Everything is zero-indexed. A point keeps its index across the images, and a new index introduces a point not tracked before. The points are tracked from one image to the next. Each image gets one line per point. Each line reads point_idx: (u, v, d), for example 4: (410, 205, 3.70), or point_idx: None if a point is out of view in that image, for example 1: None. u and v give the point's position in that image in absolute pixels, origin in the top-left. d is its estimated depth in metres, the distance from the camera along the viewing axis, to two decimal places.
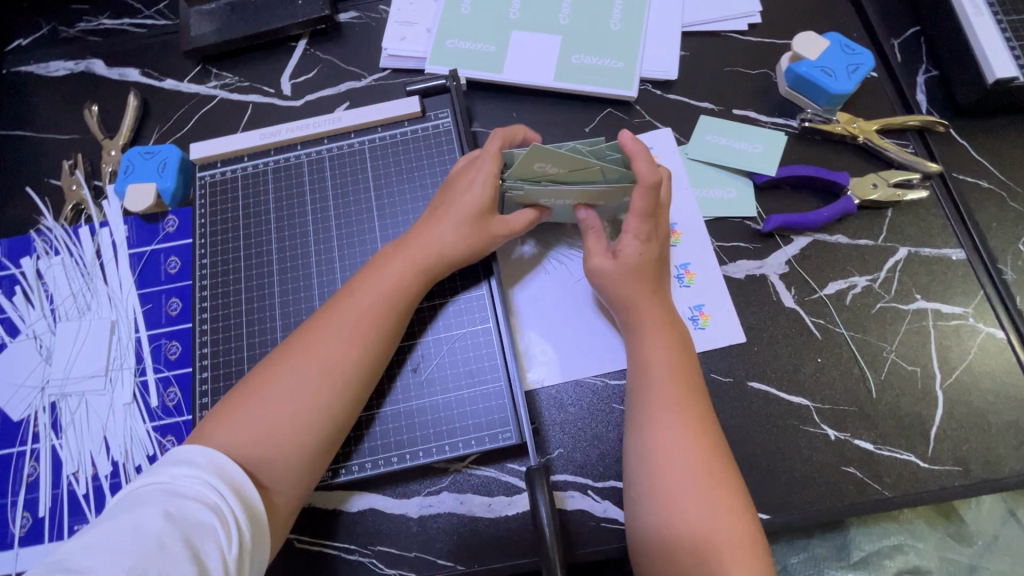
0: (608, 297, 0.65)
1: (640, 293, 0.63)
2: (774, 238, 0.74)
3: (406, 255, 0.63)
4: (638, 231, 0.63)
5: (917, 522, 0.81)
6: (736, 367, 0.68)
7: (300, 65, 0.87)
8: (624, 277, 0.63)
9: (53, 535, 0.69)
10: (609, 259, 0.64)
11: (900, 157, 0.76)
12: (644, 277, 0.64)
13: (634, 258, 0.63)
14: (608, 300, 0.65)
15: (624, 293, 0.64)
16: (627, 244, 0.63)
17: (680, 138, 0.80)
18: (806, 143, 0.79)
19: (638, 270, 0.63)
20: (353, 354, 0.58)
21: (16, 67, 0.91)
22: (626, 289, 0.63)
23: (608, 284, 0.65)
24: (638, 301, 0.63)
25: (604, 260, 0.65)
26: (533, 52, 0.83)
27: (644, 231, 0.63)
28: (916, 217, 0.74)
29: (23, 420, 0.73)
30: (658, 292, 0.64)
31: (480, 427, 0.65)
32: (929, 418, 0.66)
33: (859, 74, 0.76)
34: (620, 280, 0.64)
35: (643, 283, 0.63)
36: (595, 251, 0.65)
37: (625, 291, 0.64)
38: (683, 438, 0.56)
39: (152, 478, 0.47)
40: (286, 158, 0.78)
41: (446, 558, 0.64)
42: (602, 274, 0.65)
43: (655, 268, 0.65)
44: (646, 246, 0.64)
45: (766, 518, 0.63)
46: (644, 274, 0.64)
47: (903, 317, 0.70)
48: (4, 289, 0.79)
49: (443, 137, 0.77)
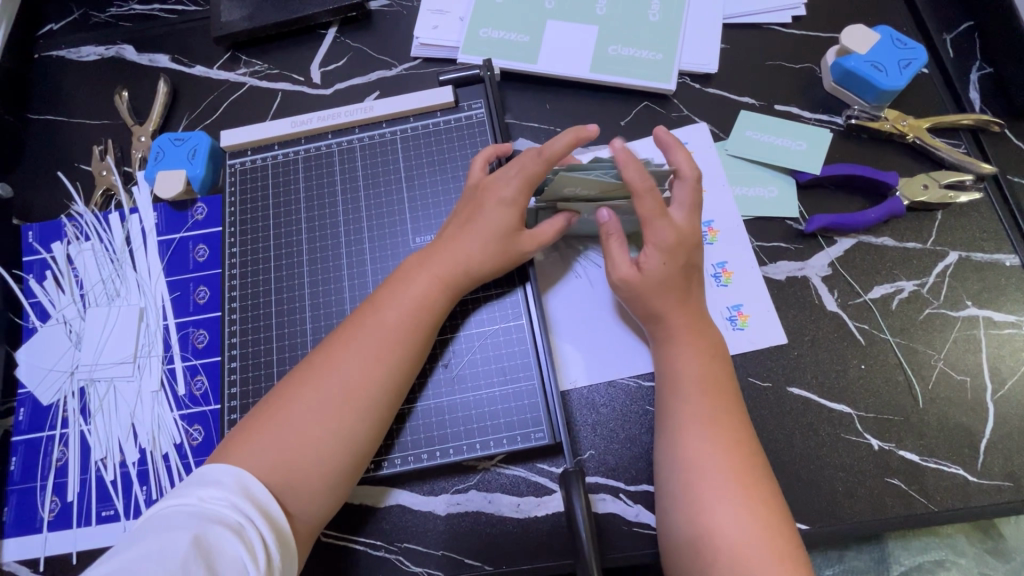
0: (634, 307, 0.62)
1: (669, 303, 0.61)
2: (816, 239, 0.71)
3: (430, 272, 0.61)
4: (659, 240, 0.60)
5: (956, 536, 0.79)
6: (775, 372, 0.66)
7: (331, 53, 0.86)
8: (650, 288, 0.61)
9: (81, 520, 0.69)
10: (632, 269, 0.61)
11: (951, 157, 0.72)
12: (670, 288, 0.60)
13: (658, 270, 0.60)
14: (630, 308, 0.64)
15: (652, 303, 0.61)
16: (651, 256, 0.60)
17: (719, 133, 0.77)
18: (851, 141, 0.76)
19: (663, 283, 0.60)
20: (377, 373, 0.56)
21: (48, 51, 0.91)
22: (651, 301, 0.61)
23: (633, 296, 0.62)
24: (665, 310, 0.61)
25: (627, 271, 0.62)
26: (569, 43, 0.80)
27: (665, 241, 0.60)
28: (967, 220, 0.71)
29: (53, 404, 0.73)
30: (688, 298, 0.61)
31: (511, 426, 0.64)
32: (980, 430, 0.63)
33: (912, 70, 0.72)
34: (645, 294, 0.61)
35: (671, 294, 0.61)
36: (617, 259, 0.62)
37: (650, 301, 0.61)
38: (716, 449, 0.54)
39: (180, 500, 0.46)
40: (317, 148, 0.77)
41: (473, 557, 0.63)
42: (624, 285, 0.62)
43: (682, 279, 0.61)
44: (669, 257, 0.60)
45: (806, 528, 0.61)
46: (671, 285, 0.60)
47: (952, 324, 0.67)
48: (35, 273, 0.79)
49: (476, 128, 0.75)
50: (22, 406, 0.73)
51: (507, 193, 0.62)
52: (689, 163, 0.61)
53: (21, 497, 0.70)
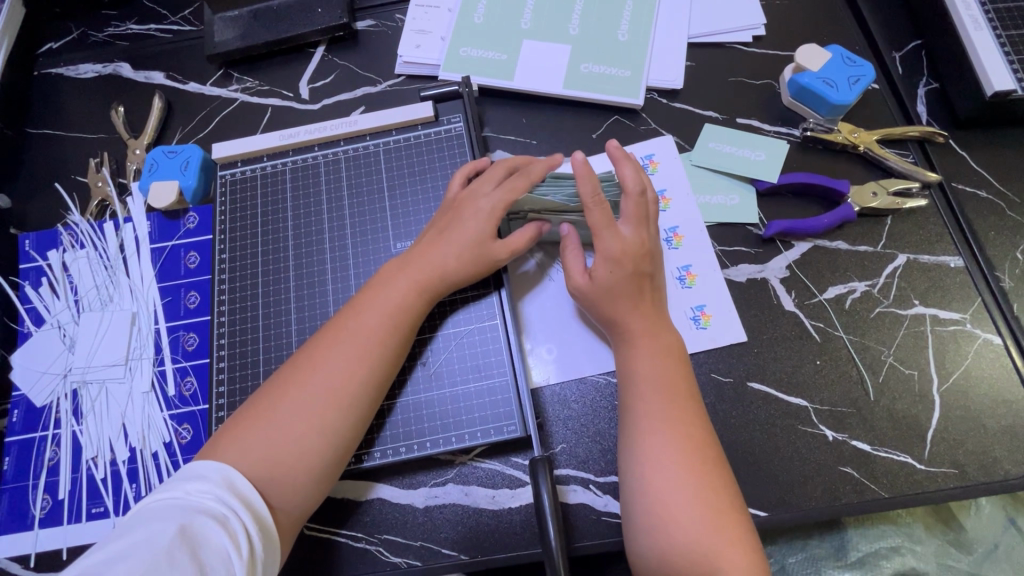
0: (595, 310, 0.66)
1: (623, 309, 0.64)
2: (775, 243, 0.76)
3: (409, 278, 0.65)
4: (606, 251, 0.64)
5: (914, 525, 0.82)
6: (736, 368, 0.70)
7: (319, 70, 0.91)
8: (604, 295, 0.65)
9: (72, 517, 0.71)
10: (583, 277, 0.66)
11: (899, 166, 0.77)
12: (620, 296, 0.64)
13: (607, 278, 0.64)
14: (591, 313, 0.68)
15: (608, 309, 0.65)
16: (600, 265, 0.65)
17: (684, 145, 0.82)
18: (808, 151, 0.81)
19: (613, 291, 0.64)
20: (360, 373, 0.60)
21: (47, 68, 0.95)
22: (606, 308, 0.65)
23: (588, 303, 0.66)
24: (620, 317, 0.65)
25: (580, 278, 0.66)
26: (543, 61, 0.85)
27: (612, 252, 0.64)
28: (915, 225, 0.76)
29: (46, 405, 0.76)
30: (643, 303, 0.65)
31: (486, 420, 0.67)
32: (926, 420, 0.67)
33: (861, 85, 0.78)
34: (597, 302, 0.65)
35: (625, 300, 0.64)
36: (572, 266, 0.67)
37: (609, 304, 0.65)
38: (671, 443, 0.57)
39: (167, 493, 0.49)
40: (303, 159, 0.81)
41: (451, 547, 0.66)
42: (578, 292, 0.67)
43: (634, 286, 0.65)
44: (615, 266, 0.64)
45: (764, 515, 0.64)
46: (621, 291, 0.64)
47: (901, 322, 0.71)
48: (31, 280, 0.82)
49: (455, 141, 0.80)
50: (17, 408, 0.76)
51: (485, 205, 0.66)
52: (635, 180, 0.66)
53: (13, 495, 0.73)
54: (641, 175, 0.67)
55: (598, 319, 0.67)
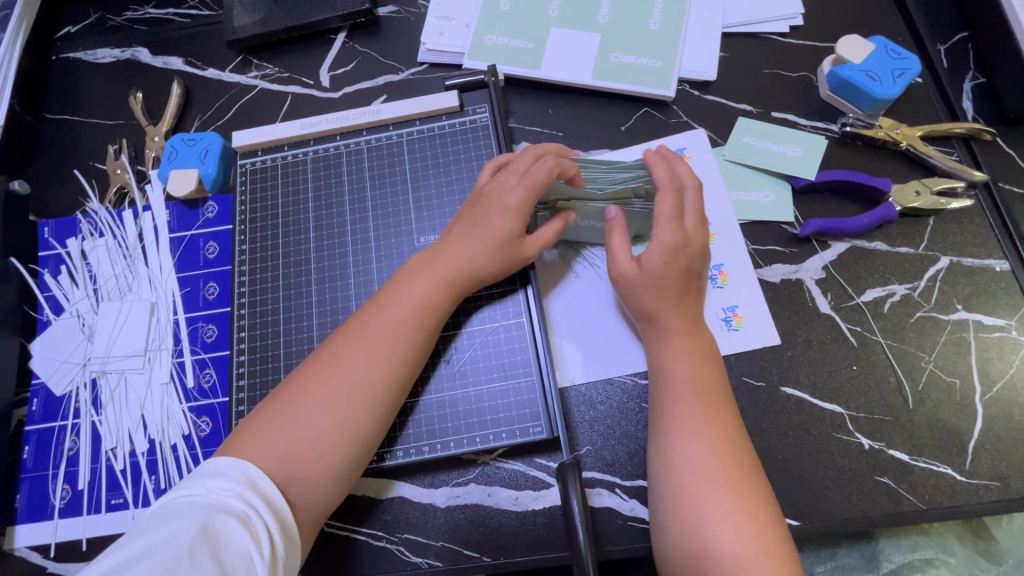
0: (632, 307, 0.64)
1: (663, 305, 0.62)
2: (811, 243, 0.73)
3: (435, 273, 0.63)
4: (663, 241, 0.62)
5: (947, 536, 0.79)
6: (768, 372, 0.68)
7: (339, 57, 0.88)
8: (644, 288, 0.62)
9: (92, 508, 0.71)
10: (631, 264, 0.63)
11: (943, 164, 0.74)
12: (665, 293, 0.62)
13: (657, 270, 0.62)
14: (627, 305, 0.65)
15: (645, 305, 0.63)
16: (653, 253, 0.62)
17: (717, 140, 0.79)
18: (846, 148, 0.78)
19: (655, 284, 0.62)
20: (383, 371, 0.58)
21: (65, 53, 0.94)
22: (644, 302, 0.63)
23: (628, 293, 0.64)
24: (657, 312, 0.62)
25: (626, 266, 0.63)
26: (571, 50, 0.83)
27: (668, 242, 0.62)
28: (958, 226, 0.73)
29: (65, 395, 0.75)
30: (684, 302, 0.63)
31: (510, 421, 0.65)
32: (968, 430, 0.64)
33: (906, 79, 0.74)
34: (640, 293, 0.63)
35: (664, 296, 0.62)
36: (618, 253, 0.64)
37: (646, 298, 0.63)
38: (705, 447, 0.55)
39: (188, 490, 0.48)
40: (325, 149, 0.80)
41: (473, 549, 0.65)
42: (621, 280, 0.64)
43: (680, 282, 0.62)
44: (671, 257, 0.62)
45: (797, 524, 0.62)
46: (666, 286, 0.62)
47: (943, 327, 0.68)
48: (50, 268, 0.81)
49: (480, 132, 0.78)
50: (36, 397, 0.76)
51: (512, 200, 0.63)
52: (692, 175, 0.67)
53: (33, 484, 0.72)
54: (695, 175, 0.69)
55: (635, 316, 0.64)
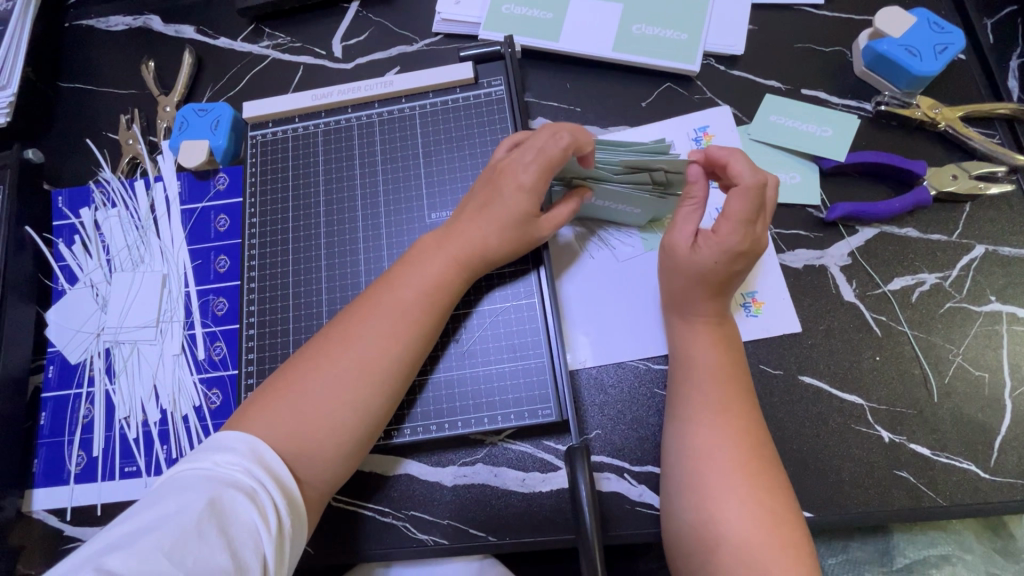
0: (668, 288, 0.62)
1: (696, 295, 0.59)
2: (837, 228, 0.70)
3: (449, 252, 0.62)
4: (724, 241, 0.57)
5: (964, 533, 0.77)
6: (787, 360, 0.66)
7: (353, 27, 0.86)
8: (684, 269, 0.60)
9: (106, 475, 0.72)
10: (685, 243, 0.60)
11: (984, 147, 0.70)
12: (704, 285, 0.59)
13: (705, 266, 0.58)
14: (665, 282, 0.63)
15: (678, 293, 0.61)
16: (708, 250, 0.58)
17: (742, 118, 0.76)
18: (879, 128, 0.74)
19: (699, 271, 0.58)
20: (393, 350, 0.57)
21: (78, 20, 0.92)
22: (680, 285, 0.60)
23: (671, 269, 0.61)
24: (686, 296, 0.60)
25: (679, 242, 0.60)
26: (592, 21, 0.79)
27: (730, 245, 0.57)
28: (996, 213, 0.69)
29: (80, 363, 0.76)
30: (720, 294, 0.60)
31: (519, 402, 0.64)
32: (995, 426, 0.62)
33: (948, 55, 0.70)
34: (678, 273, 0.60)
35: (701, 288, 0.59)
36: (681, 226, 0.60)
37: (681, 278, 0.60)
38: (723, 438, 0.54)
39: (196, 463, 0.48)
40: (337, 121, 0.78)
41: (478, 528, 0.64)
42: (669, 250, 0.61)
43: (726, 279, 0.59)
44: (725, 259, 0.57)
45: (810, 516, 0.61)
46: (706, 281, 0.58)
47: (974, 319, 0.66)
48: (65, 238, 0.81)
49: (495, 106, 0.75)
50: (52, 364, 0.77)
51: (525, 180, 0.61)
52: (750, 173, 0.56)
53: (50, 450, 0.74)
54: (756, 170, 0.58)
55: (667, 299, 0.63)
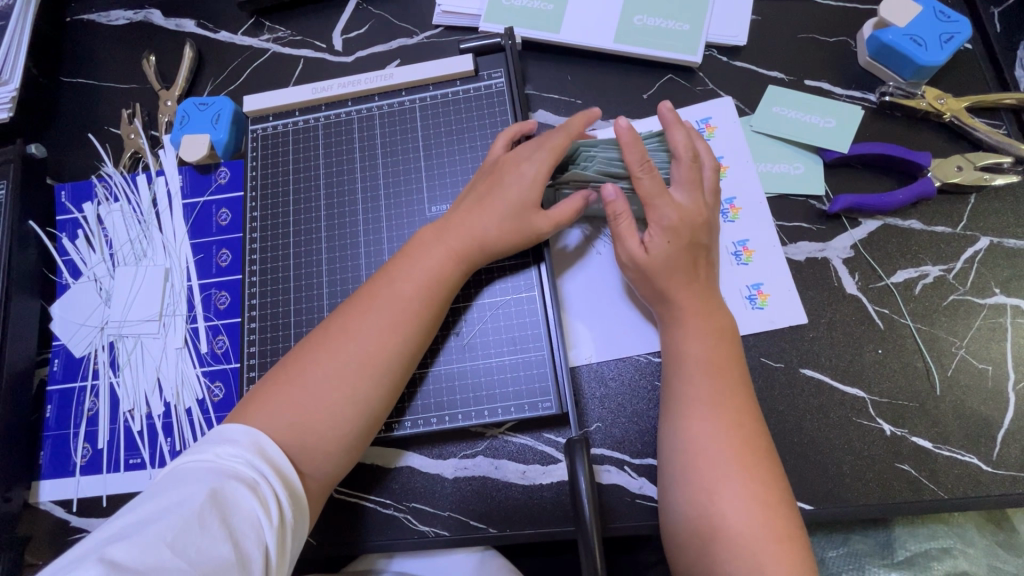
0: (642, 283, 0.62)
1: (676, 283, 0.60)
2: (840, 220, 0.69)
3: (447, 245, 0.62)
4: (661, 219, 0.61)
5: (967, 526, 0.77)
6: (788, 353, 0.65)
7: (353, 20, 0.86)
8: (652, 271, 0.61)
9: (111, 467, 0.73)
10: (638, 249, 0.61)
11: (990, 138, 0.69)
12: (676, 270, 0.60)
13: (663, 252, 0.60)
14: (636, 285, 0.64)
15: (659, 282, 0.61)
16: (654, 236, 0.61)
17: (745, 109, 0.75)
18: (883, 119, 0.73)
19: (666, 265, 0.60)
20: (394, 342, 0.58)
21: (79, 14, 0.92)
22: (654, 280, 0.61)
23: (638, 272, 0.62)
24: (669, 294, 0.60)
25: (634, 251, 0.61)
26: (594, 12, 0.78)
27: (668, 221, 0.60)
28: (1001, 205, 0.69)
29: (84, 356, 0.77)
30: (698, 278, 0.61)
31: (519, 395, 0.65)
32: (998, 420, 0.62)
33: (955, 44, 0.69)
34: (647, 275, 0.61)
35: (678, 274, 0.60)
36: (625, 237, 0.62)
37: (655, 282, 0.61)
38: (718, 432, 0.54)
39: (198, 456, 0.48)
40: (337, 114, 0.78)
41: (479, 520, 0.65)
42: (629, 263, 0.62)
43: (691, 261, 0.61)
44: (672, 236, 0.60)
45: (809, 509, 0.61)
46: (675, 265, 0.60)
47: (978, 312, 0.65)
48: (68, 232, 0.82)
49: (496, 99, 0.75)
50: (57, 357, 0.77)
51: (530, 170, 0.62)
52: (685, 144, 0.63)
53: (55, 442, 0.75)
54: (693, 141, 0.64)
55: (648, 294, 0.63)
